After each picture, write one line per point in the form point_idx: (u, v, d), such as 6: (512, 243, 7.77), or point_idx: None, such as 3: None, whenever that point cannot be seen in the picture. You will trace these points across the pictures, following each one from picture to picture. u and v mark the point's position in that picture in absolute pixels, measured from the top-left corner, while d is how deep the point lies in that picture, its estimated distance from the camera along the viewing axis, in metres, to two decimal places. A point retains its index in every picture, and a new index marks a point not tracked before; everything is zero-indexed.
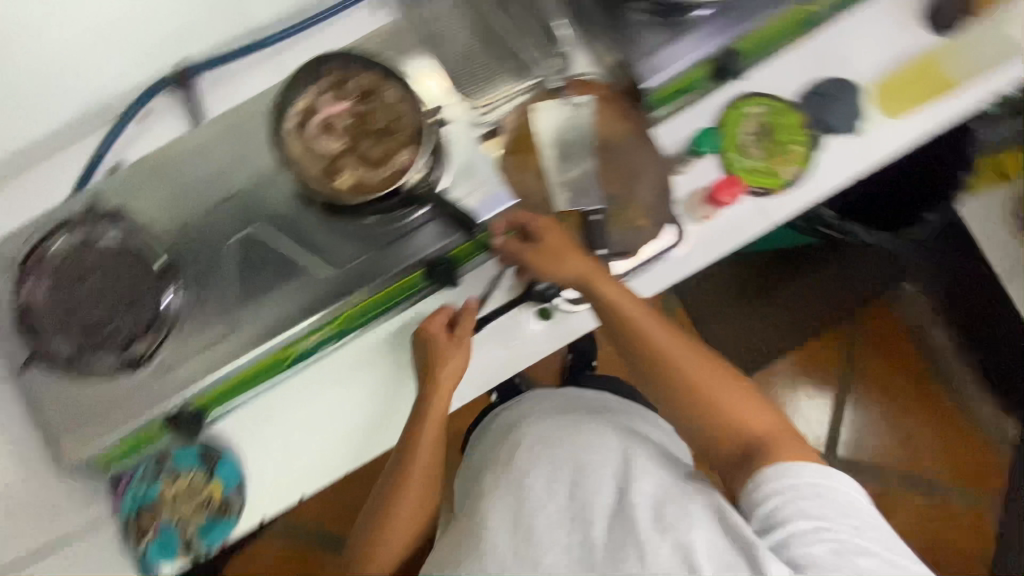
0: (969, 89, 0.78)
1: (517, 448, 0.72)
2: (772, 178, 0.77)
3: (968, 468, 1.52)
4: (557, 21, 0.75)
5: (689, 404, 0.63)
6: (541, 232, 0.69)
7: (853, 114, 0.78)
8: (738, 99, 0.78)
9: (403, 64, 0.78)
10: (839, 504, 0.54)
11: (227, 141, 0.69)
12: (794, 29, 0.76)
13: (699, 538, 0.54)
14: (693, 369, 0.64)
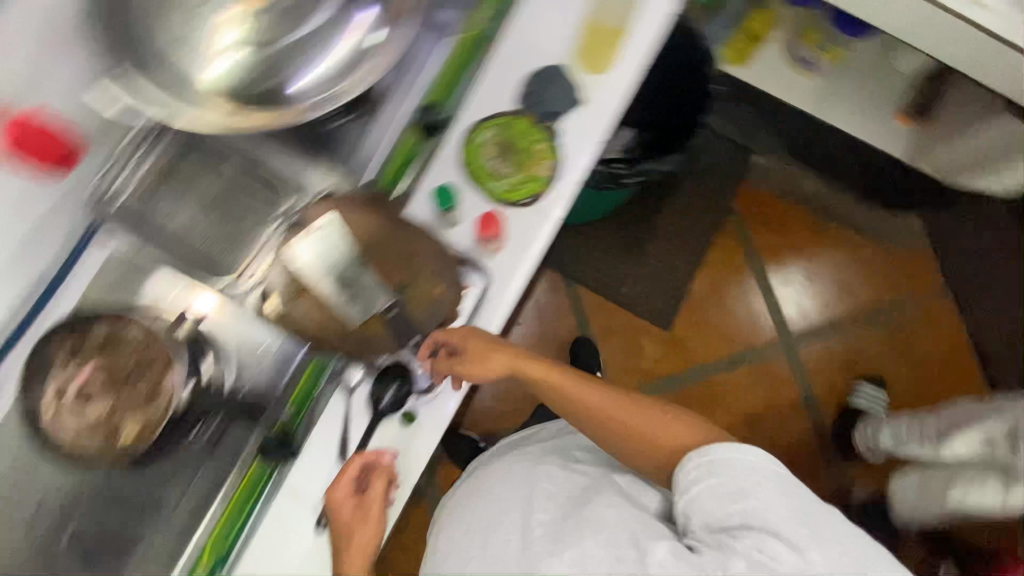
0: (648, 18, 0.85)
1: (467, 505, 0.81)
2: (534, 183, 0.81)
3: (901, 275, 1.60)
4: (271, 161, 0.76)
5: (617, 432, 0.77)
6: (464, 344, 0.75)
7: (568, 93, 0.83)
8: (468, 133, 0.81)
9: (151, 279, 0.76)
10: (740, 472, 0.67)
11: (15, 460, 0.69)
12: (472, 57, 0.82)
13: (589, 539, 0.67)
14: (622, 408, 0.78)
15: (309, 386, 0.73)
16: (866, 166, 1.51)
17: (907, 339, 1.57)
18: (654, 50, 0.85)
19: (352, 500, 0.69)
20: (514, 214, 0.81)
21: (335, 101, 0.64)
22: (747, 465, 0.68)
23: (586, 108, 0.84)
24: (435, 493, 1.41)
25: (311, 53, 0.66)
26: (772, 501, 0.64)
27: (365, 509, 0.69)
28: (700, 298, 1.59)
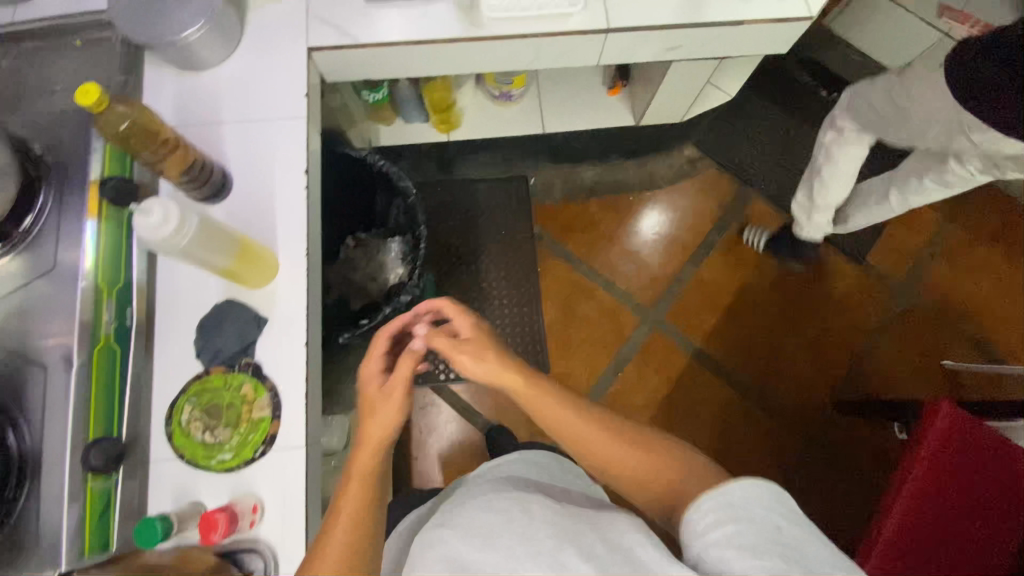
0: (282, 211, 0.85)
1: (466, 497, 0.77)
2: (259, 427, 0.77)
3: (709, 202, 1.65)
4: None
5: (580, 447, 0.75)
6: (463, 332, 0.83)
7: (242, 324, 0.79)
8: (168, 423, 0.76)
9: None
10: (756, 511, 0.58)
11: None
12: (117, 357, 0.74)
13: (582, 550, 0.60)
14: (595, 432, 0.74)
15: None
16: (617, 136, 1.55)
17: (744, 252, 1.63)
18: (306, 237, 0.84)
19: (377, 399, 0.78)
20: (258, 470, 0.76)
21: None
22: (761, 504, 0.58)
23: (272, 322, 0.80)
24: None
25: None
26: (794, 551, 0.55)
27: (395, 384, 0.77)
28: (556, 329, 1.58)
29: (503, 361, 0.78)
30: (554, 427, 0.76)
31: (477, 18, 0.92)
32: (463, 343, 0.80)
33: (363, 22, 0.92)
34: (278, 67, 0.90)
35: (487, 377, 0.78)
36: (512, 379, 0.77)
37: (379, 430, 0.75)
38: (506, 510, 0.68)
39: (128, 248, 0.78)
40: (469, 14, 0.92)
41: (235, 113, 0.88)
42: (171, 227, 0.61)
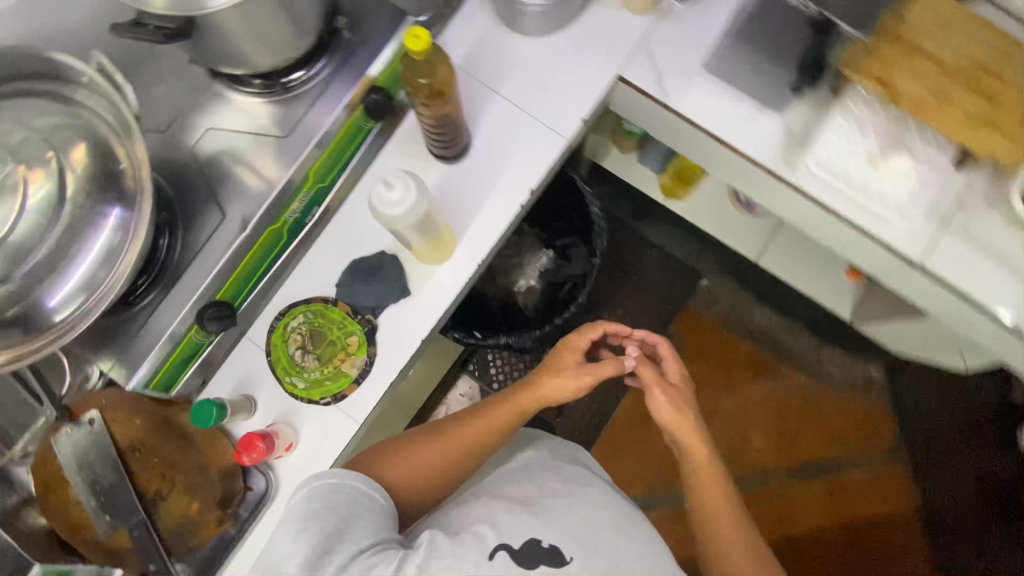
0: (489, 207, 0.81)
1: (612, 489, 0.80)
2: (340, 380, 0.76)
3: (850, 431, 1.45)
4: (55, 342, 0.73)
5: (713, 541, 0.77)
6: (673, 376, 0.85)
7: (387, 286, 0.77)
8: (278, 318, 0.77)
9: None
10: None
11: None
12: (277, 244, 0.75)
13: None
14: (740, 534, 0.76)
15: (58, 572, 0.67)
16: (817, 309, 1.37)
17: (846, 498, 1.44)
18: (493, 247, 0.81)
19: (572, 374, 0.82)
20: (312, 413, 0.76)
21: (79, 329, 0.62)
22: None
23: (412, 300, 0.79)
24: None
25: (66, 265, 0.61)
26: None
27: (591, 372, 0.81)
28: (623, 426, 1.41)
29: (698, 426, 0.81)
30: (704, 512, 0.78)
31: (791, 163, 0.80)
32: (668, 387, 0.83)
33: (682, 85, 0.83)
34: (580, 75, 0.84)
35: (673, 432, 0.82)
36: (696, 444, 0.80)
37: (554, 391, 0.81)
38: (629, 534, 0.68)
39: (350, 155, 0.78)
40: (788, 151, 0.81)
41: (514, 90, 0.84)
42: (410, 203, 0.60)
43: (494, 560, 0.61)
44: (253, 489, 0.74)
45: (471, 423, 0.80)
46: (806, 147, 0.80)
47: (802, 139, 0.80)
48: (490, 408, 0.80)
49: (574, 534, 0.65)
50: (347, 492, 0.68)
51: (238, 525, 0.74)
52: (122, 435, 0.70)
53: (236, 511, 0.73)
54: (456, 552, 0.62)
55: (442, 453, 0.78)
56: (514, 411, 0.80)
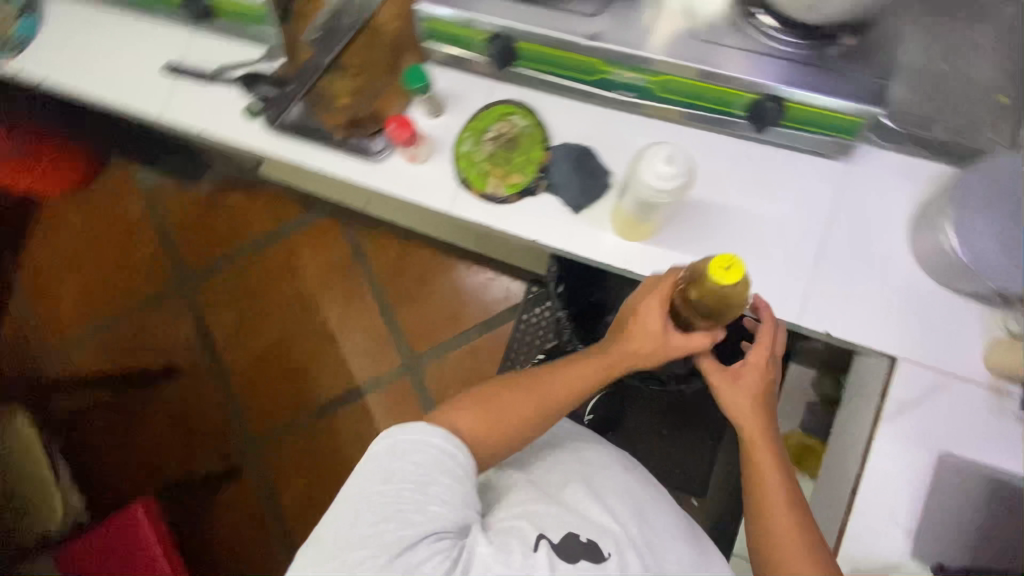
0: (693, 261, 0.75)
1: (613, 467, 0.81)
2: (479, 178, 0.80)
3: None
4: None
5: (767, 548, 0.66)
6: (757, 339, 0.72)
7: (577, 191, 0.77)
8: (517, 103, 0.81)
9: None
10: None
11: None
12: (586, 74, 0.76)
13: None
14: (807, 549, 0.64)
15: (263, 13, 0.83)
16: None
17: None
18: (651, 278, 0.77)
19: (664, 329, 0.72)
20: (443, 166, 0.82)
21: None
22: None
23: (572, 216, 0.78)
24: (309, 224, 1.64)
25: None
26: None
27: (673, 349, 0.72)
28: None
29: (769, 428, 0.71)
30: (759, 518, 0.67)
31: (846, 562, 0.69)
32: (746, 367, 0.72)
33: (910, 432, 0.71)
34: (878, 312, 0.73)
35: (737, 421, 0.71)
36: (762, 452, 0.70)
37: (643, 349, 0.73)
38: (640, 521, 0.74)
39: (698, 106, 0.75)
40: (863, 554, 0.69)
41: (832, 245, 0.74)
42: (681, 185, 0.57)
43: (537, 551, 0.65)
44: (372, 140, 0.82)
45: (530, 393, 0.76)
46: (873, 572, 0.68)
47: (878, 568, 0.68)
48: (557, 375, 0.77)
49: (612, 535, 0.70)
50: (423, 457, 0.67)
51: (341, 138, 0.82)
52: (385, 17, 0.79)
53: (348, 134, 0.82)
54: (501, 542, 0.67)
55: (497, 417, 0.74)
56: (589, 378, 0.76)
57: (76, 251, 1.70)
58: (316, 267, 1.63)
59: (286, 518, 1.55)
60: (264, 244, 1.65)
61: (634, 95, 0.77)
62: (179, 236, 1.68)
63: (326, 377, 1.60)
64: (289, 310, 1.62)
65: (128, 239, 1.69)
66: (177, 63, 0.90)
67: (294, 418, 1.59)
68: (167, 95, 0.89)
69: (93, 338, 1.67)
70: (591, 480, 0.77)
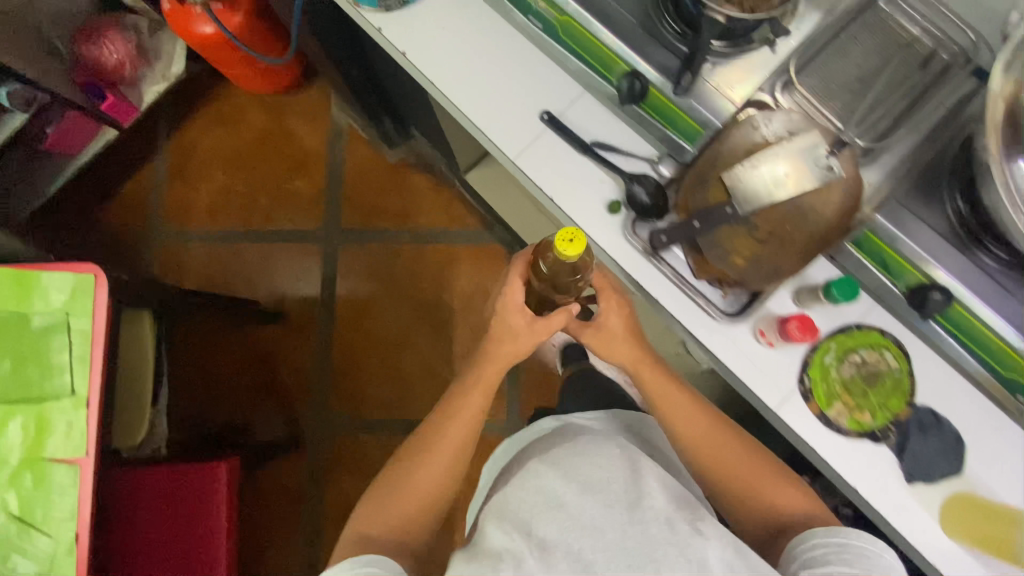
0: None
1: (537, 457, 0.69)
2: (824, 396, 0.73)
3: None
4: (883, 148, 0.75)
5: (728, 469, 0.78)
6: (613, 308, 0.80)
7: (923, 463, 0.72)
8: (894, 340, 0.74)
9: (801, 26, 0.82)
10: None
11: None
12: (992, 362, 0.71)
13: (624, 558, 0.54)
14: (757, 471, 0.77)
15: (694, 136, 0.76)
16: None
17: None
18: None
19: (526, 319, 0.80)
20: (789, 362, 0.74)
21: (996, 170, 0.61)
22: None
23: (902, 484, 0.72)
24: (483, 241, 1.57)
25: None
26: None
27: (539, 328, 0.79)
28: None
29: (651, 358, 0.81)
30: (703, 449, 0.78)
31: (802, 557, 0.66)
32: (608, 313, 0.80)
33: None
34: None
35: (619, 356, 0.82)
36: (664, 391, 0.80)
37: (489, 384, 0.83)
38: (571, 497, 0.59)
39: None
40: (821, 545, 0.65)
41: None
42: None
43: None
44: (724, 298, 0.76)
45: (433, 453, 0.80)
46: (863, 574, 0.61)
47: (857, 556, 0.63)
48: (445, 433, 0.81)
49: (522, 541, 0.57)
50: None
51: (689, 279, 0.77)
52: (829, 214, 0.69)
53: (700, 280, 0.77)
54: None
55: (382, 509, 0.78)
56: (471, 414, 0.82)
57: (238, 149, 1.60)
58: (466, 285, 1.55)
59: (323, 517, 1.44)
60: (430, 236, 1.58)
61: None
62: (347, 186, 1.59)
63: (426, 397, 1.51)
64: (422, 312, 1.55)
65: (294, 164, 1.60)
66: (556, 113, 0.82)
67: (375, 421, 1.49)
68: (532, 140, 0.82)
69: (215, 240, 1.57)
70: (498, 504, 0.64)
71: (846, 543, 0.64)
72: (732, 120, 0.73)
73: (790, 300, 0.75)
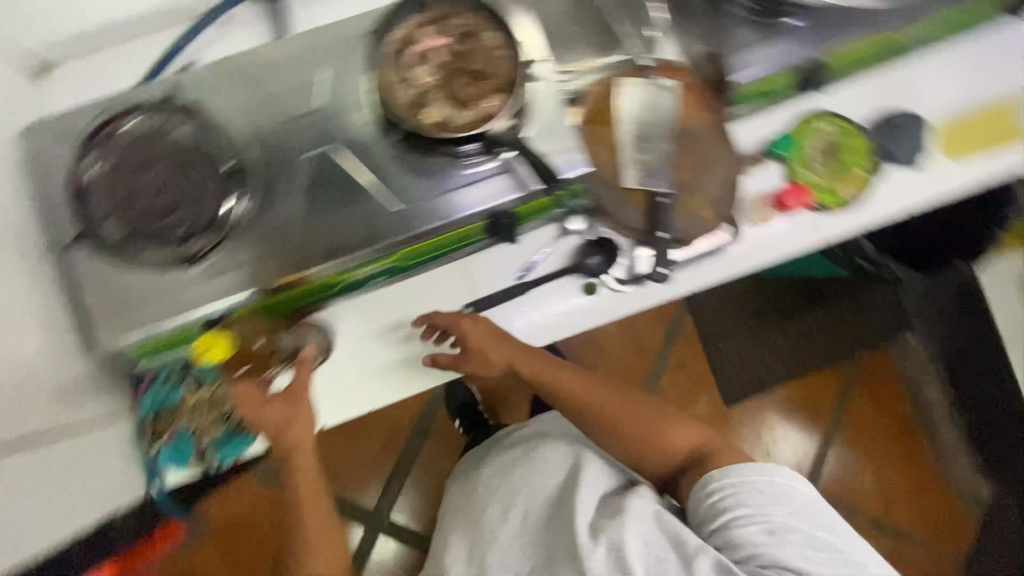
0: None
1: (495, 480, 0.77)
2: (831, 196, 0.78)
3: (941, 525, 1.53)
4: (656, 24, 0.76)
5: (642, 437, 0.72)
6: (472, 338, 0.71)
7: (917, 148, 0.79)
8: (810, 114, 0.78)
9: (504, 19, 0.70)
10: None
11: (306, 54, 0.66)
12: (873, 54, 0.77)
13: (631, 537, 0.61)
14: (647, 421, 0.72)
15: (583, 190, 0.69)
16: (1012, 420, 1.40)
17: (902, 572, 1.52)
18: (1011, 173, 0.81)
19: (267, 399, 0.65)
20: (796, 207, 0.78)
21: None
22: None
23: (917, 173, 0.80)
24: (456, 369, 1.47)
25: None
26: None
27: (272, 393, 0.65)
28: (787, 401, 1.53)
29: (520, 348, 0.73)
30: (598, 413, 0.73)
31: (701, 514, 0.66)
32: (472, 343, 0.71)
33: None
34: None
35: (498, 367, 0.73)
36: (540, 367, 0.74)
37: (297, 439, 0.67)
38: (530, 515, 0.70)
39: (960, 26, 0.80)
40: (725, 492, 0.64)
41: None
42: None
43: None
44: (723, 232, 0.74)
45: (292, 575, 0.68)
46: (758, 507, 0.62)
47: (750, 502, 0.63)
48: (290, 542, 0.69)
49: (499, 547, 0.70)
50: None
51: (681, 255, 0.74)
52: (698, 120, 0.72)
53: (693, 244, 0.74)
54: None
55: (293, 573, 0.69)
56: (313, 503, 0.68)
57: None
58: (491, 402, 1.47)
59: None
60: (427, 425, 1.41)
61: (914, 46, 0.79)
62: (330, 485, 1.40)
63: None
64: None
65: None
66: (472, 299, 0.74)
67: None
68: None
69: None
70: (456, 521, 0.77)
71: (741, 480, 0.64)
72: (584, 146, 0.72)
73: (750, 178, 0.77)
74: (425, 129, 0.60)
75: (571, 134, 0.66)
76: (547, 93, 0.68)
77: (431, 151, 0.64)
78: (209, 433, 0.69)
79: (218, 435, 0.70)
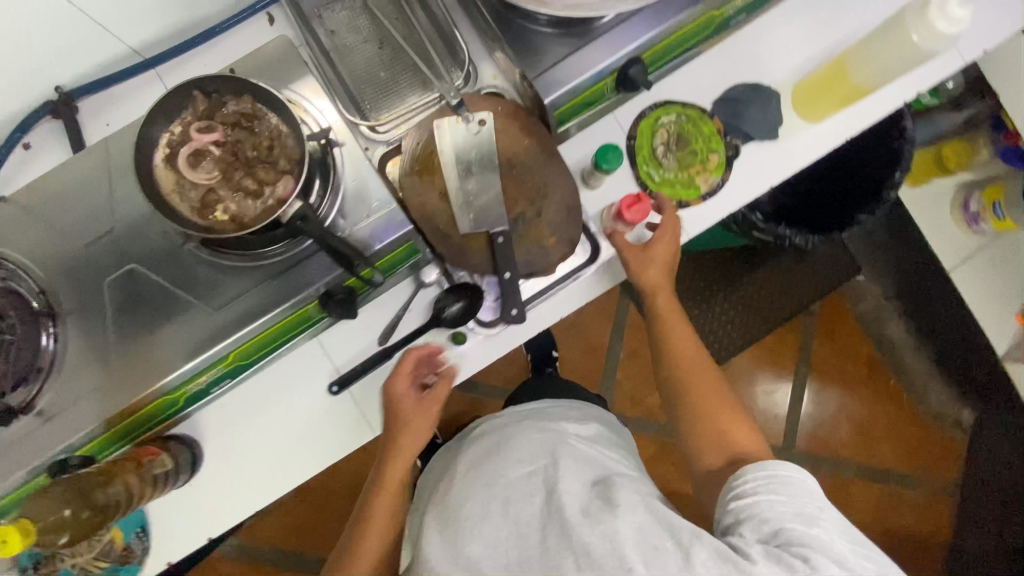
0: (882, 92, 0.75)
1: (478, 464, 0.66)
2: (688, 189, 0.75)
3: (929, 454, 1.45)
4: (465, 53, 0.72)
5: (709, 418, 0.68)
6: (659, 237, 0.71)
7: (769, 120, 0.74)
8: (651, 109, 0.75)
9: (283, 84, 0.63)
10: None
11: (93, 171, 0.63)
12: (705, 33, 0.70)
13: (625, 526, 0.52)
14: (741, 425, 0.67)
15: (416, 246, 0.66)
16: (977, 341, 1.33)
17: (902, 516, 1.44)
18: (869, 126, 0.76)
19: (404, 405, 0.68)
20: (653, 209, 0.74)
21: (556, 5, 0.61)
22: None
23: (774, 145, 0.75)
24: None
25: None
26: None
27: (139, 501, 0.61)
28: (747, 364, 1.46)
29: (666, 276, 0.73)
30: (692, 396, 0.69)
31: (723, 529, 0.58)
32: (659, 239, 0.71)
33: None
34: None
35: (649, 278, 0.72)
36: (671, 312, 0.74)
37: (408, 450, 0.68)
38: (512, 495, 0.59)
39: None
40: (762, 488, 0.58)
41: None
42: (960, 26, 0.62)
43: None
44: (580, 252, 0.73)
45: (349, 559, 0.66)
46: (795, 511, 0.55)
47: (771, 498, 0.56)
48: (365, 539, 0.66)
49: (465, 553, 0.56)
50: None
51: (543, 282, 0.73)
52: (521, 147, 0.69)
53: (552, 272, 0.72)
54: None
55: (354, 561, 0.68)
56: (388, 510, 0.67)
57: None
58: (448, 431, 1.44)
59: None
60: None
61: (746, 15, 0.72)
62: None
63: None
64: None
65: None
66: (336, 375, 0.71)
67: None
68: (358, 414, 0.72)
69: None
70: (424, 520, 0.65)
71: (776, 477, 0.58)
72: (411, 199, 0.69)
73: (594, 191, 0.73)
74: (217, 230, 0.57)
75: (383, 195, 0.63)
76: (354, 155, 0.63)
77: (236, 248, 0.61)
78: (93, 570, 0.68)
79: (102, 569, 0.68)
